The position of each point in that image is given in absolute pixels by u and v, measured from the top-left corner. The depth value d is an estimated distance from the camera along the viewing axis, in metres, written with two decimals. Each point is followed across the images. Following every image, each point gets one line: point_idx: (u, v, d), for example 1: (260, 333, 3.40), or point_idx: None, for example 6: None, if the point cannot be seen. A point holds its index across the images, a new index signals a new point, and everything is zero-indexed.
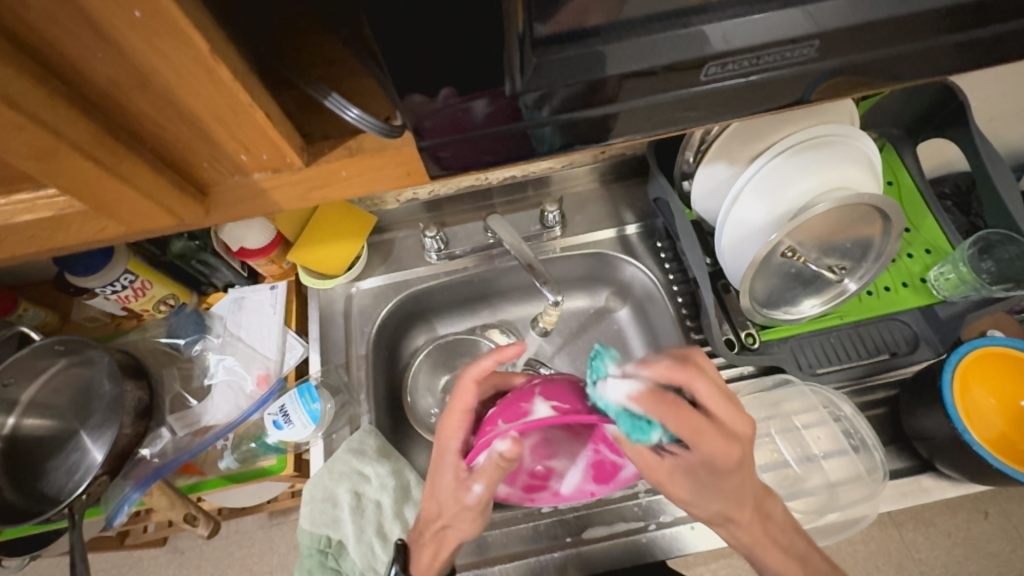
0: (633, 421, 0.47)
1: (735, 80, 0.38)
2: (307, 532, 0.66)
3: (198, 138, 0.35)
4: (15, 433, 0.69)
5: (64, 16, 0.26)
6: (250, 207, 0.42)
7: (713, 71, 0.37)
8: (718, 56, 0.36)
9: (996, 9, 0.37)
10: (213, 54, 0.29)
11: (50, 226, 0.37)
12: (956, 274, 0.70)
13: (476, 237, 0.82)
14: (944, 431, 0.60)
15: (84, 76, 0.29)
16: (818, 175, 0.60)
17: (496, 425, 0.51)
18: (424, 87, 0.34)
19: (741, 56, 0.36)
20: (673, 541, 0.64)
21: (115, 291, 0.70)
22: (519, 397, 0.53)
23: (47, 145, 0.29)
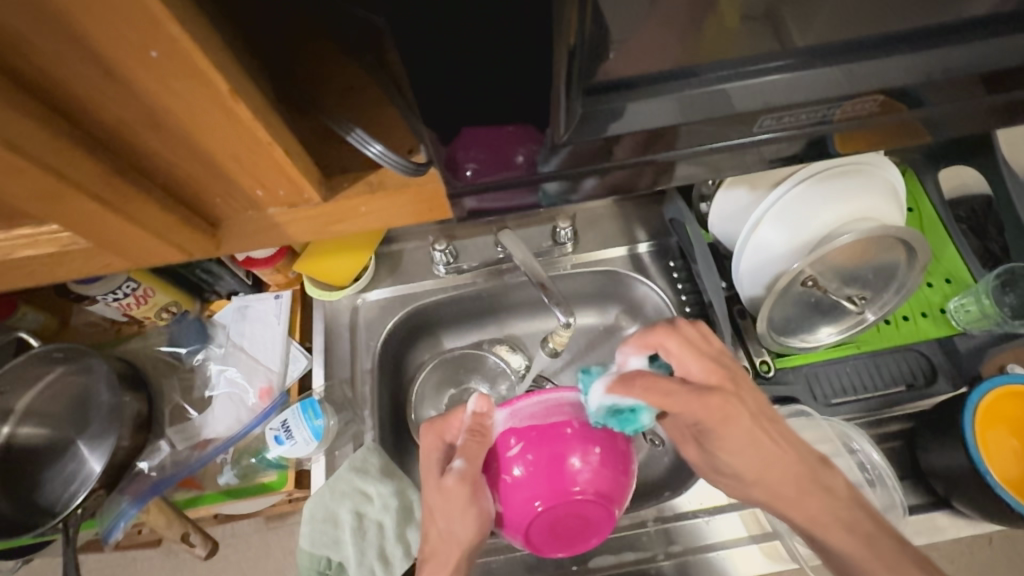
0: (620, 417, 0.49)
1: (790, 133, 0.41)
2: (307, 553, 0.64)
3: (212, 174, 0.34)
4: (9, 443, 0.68)
5: (73, 57, 0.25)
6: (264, 239, 0.40)
7: (769, 123, 0.39)
8: (773, 109, 0.38)
9: None
10: (235, 96, 0.28)
11: (53, 260, 0.36)
12: (978, 307, 0.68)
13: (486, 252, 0.80)
14: (964, 472, 0.59)
15: (95, 116, 0.28)
16: (842, 204, 0.59)
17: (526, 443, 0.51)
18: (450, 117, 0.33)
19: (798, 110, 0.38)
20: (682, 573, 0.62)
21: (117, 299, 0.68)
22: (556, 464, 0.50)
23: (53, 188, 0.28)
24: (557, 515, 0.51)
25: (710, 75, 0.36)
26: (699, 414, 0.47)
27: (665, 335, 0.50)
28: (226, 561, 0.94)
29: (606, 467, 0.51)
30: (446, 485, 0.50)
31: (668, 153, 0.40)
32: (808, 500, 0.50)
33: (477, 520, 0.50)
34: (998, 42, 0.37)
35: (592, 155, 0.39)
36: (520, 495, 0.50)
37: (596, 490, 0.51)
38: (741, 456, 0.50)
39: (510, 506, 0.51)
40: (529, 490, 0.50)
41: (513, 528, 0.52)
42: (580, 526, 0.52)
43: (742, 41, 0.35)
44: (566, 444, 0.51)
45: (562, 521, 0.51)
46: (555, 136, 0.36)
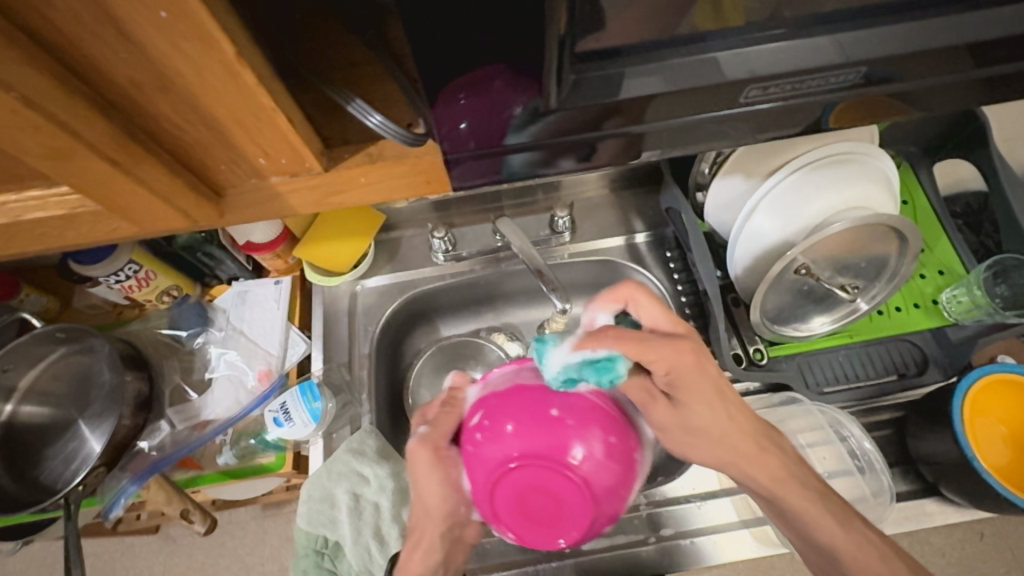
0: (595, 365, 0.45)
1: (775, 103, 0.41)
2: (304, 532, 0.65)
3: (218, 141, 0.35)
4: (12, 420, 0.69)
5: (88, 16, 0.25)
6: (266, 210, 0.41)
7: (754, 93, 0.40)
8: (758, 79, 0.38)
9: (1017, 49, 0.40)
10: (240, 58, 0.28)
11: (62, 223, 0.37)
12: (969, 298, 0.69)
13: (484, 239, 0.81)
14: (951, 456, 0.60)
15: (106, 76, 0.29)
16: (835, 192, 0.60)
17: (512, 392, 0.46)
18: None
19: (784, 80, 0.39)
20: (673, 556, 0.63)
21: (119, 280, 0.69)
22: (542, 416, 0.44)
23: (65, 146, 0.29)
24: (529, 483, 0.43)
25: (698, 46, 0.37)
26: (673, 361, 0.48)
27: (633, 290, 0.52)
28: (224, 547, 0.95)
29: (607, 460, 0.44)
30: (413, 446, 0.52)
31: (660, 127, 0.41)
32: (767, 456, 0.52)
33: (440, 489, 0.51)
34: (980, 15, 0.38)
35: (584, 127, 0.40)
36: (494, 455, 0.44)
37: (588, 464, 0.43)
38: (707, 407, 0.51)
39: (486, 463, 0.44)
40: (506, 454, 0.43)
41: (478, 490, 0.45)
42: (551, 513, 0.44)
43: (735, 19, 0.36)
44: (560, 420, 0.44)
45: (531, 496, 0.43)
46: (545, 103, 0.37)
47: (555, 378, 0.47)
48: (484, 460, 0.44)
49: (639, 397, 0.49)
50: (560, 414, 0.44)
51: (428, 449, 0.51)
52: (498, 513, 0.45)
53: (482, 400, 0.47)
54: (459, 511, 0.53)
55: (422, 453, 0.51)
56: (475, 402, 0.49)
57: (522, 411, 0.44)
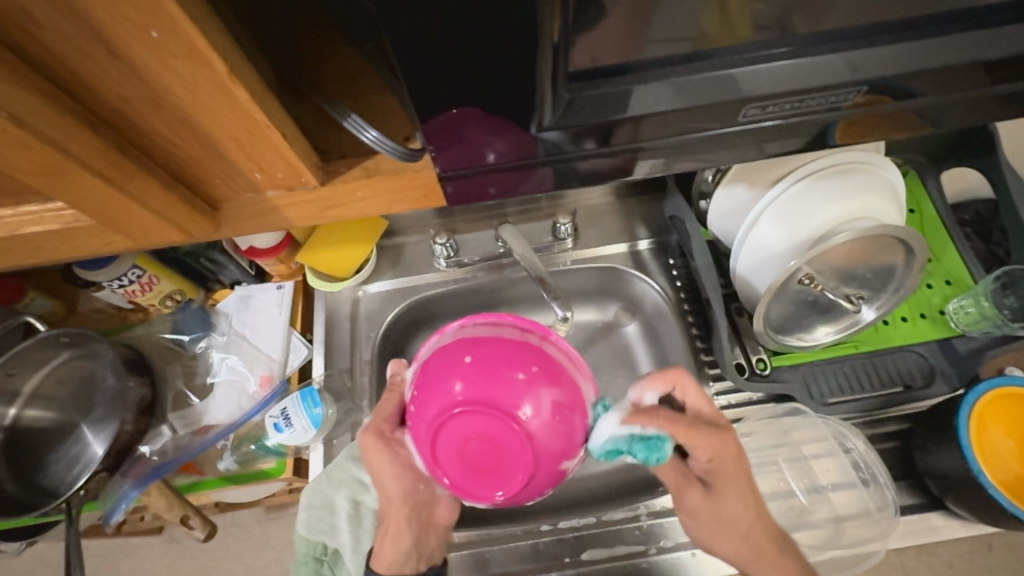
0: (646, 442, 0.46)
1: (774, 121, 0.41)
2: (304, 539, 0.65)
3: (211, 156, 0.35)
4: (16, 424, 0.69)
5: (77, 35, 0.25)
6: (262, 222, 0.41)
7: (752, 112, 0.40)
8: (759, 98, 0.38)
9: None
10: (232, 77, 0.29)
11: (56, 237, 0.37)
12: (977, 308, 0.68)
13: (487, 246, 0.81)
14: (958, 471, 0.59)
15: (97, 93, 0.29)
16: (841, 202, 0.59)
17: (463, 346, 0.45)
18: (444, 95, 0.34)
19: (781, 100, 0.39)
20: (674, 568, 0.63)
21: (122, 286, 0.69)
22: (492, 365, 0.43)
23: (56, 164, 0.29)
24: (471, 430, 0.42)
25: (708, 63, 0.36)
26: (716, 448, 0.50)
27: (681, 374, 0.53)
28: (226, 550, 0.95)
29: (555, 415, 0.43)
30: (364, 436, 0.53)
31: (663, 139, 0.41)
32: (785, 561, 0.52)
33: (395, 475, 0.54)
34: (994, 32, 0.37)
35: (584, 140, 0.39)
36: (441, 399, 0.44)
37: (540, 420, 0.42)
38: (741, 514, 0.52)
39: (431, 408, 0.44)
40: (452, 403, 0.43)
41: (421, 440, 0.44)
42: (495, 462, 0.43)
43: (746, 35, 0.35)
44: (509, 370, 0.43)
45: (473, 445, 0.43)
46: (539, 123, 0.37)
47: (500, 333, 0.47)
48: (429, 404, 0.44)
49: (673, 479, 0.53)
50: (513, 369, 0.43)
51: (374, 439, 0.52)
52: (439, 460, 0.44)
53: (423, 363, 0.47)
54: (417, 489, 0.56)
55: (370, 440, 0.52)
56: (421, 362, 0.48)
57: (469, 366, 0.44)
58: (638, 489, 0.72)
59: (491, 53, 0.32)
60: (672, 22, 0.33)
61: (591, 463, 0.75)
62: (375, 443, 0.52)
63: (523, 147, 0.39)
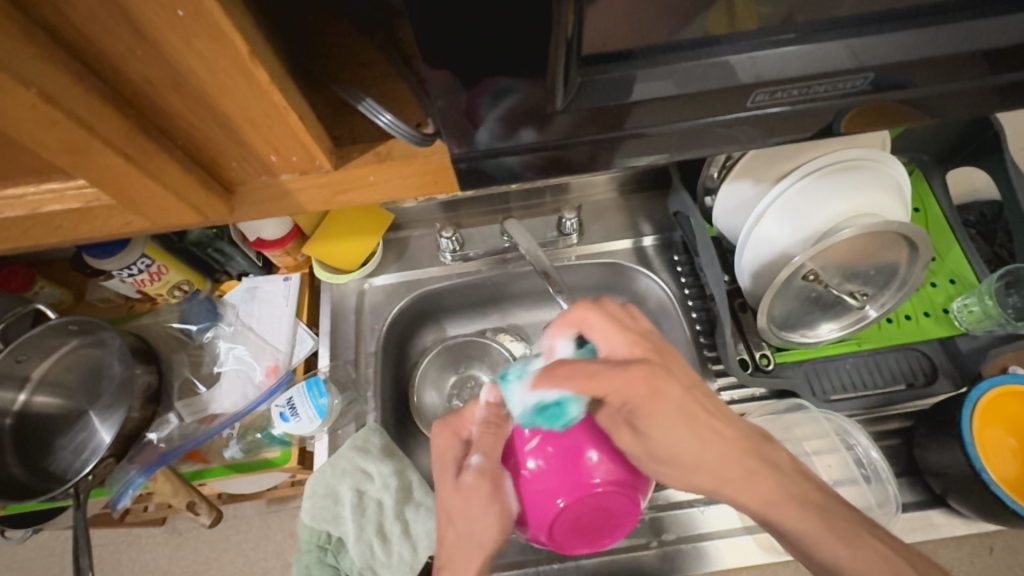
0: (546, 412, 0.48)
1: (783, 108, 0.41)
2: (307, 527, 0.66)
3: (229, 138, 0.35)
4: (24, 410, 0.70)
5: (105, 15, 0.26)
6: (276, 207, 0.42)
7: (761, 97, 0.40)
8: (766, 84, 0.39)
9: None
10: (253, 58, 0.29)
11: (76, 217, 0.38)
12: (981, 307, 0.68)
13: (492, 241, 0.81)
14: (959, 467, 0.59)
15: (121, 73, 0.29)
16: (845, 198, 0.59)
17: (546, 434, 0.52)
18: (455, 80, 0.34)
19: (791, 86, 0.39)
20: (675, 562, 0.63)
21: (131, 274, 0.70)
22: (575, 448, 0.51)
23: (81, 142, 0.30)
24: (578, 511, 0.52)
25: (712, 50, 0.37)
26: (626, 392, 0.45)
27: (585, 312, 0.51)
28: (228, 541, 0.96)
29: (620, 465, 0.52)
30: (462, 484, 0.50)
31: (668, 128, 0.41)
32: (756, 482, 0.49)
33: (496, 519, 0.50)
34: (997, 21, 0.38)
35: (591, 129, 0.40)
36: (541, 487, 0.51)
37: (613, 480, 0.51)
38: (670, 438, 0.47)
39: (533, 489, 0.52)
40: (550, 486, 0.51)
41: (535, 525, 0.52)
42: (601, 520, 0.53)
43: (750, 24, 0.36)
44: (584, 439, 0.52)
45: (583, 514, 0.52)
46: (551, 106, 0.37)
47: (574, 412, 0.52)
48: (533, 488, 0.52)
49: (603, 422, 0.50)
50: (592, 451, 0.52)
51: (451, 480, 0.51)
52: (542, 530, 0.52)
53: (514, 446, 0.53)
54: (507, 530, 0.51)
55: (474, 477, 0.51)
56: (505, 451, 0.53)
57: (553, 443, 0.52)
58: (640, 484, 0.72)
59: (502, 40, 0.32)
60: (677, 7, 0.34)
61: None
62: (474, 488, 0.50)
63: (528, 140, 0.40)
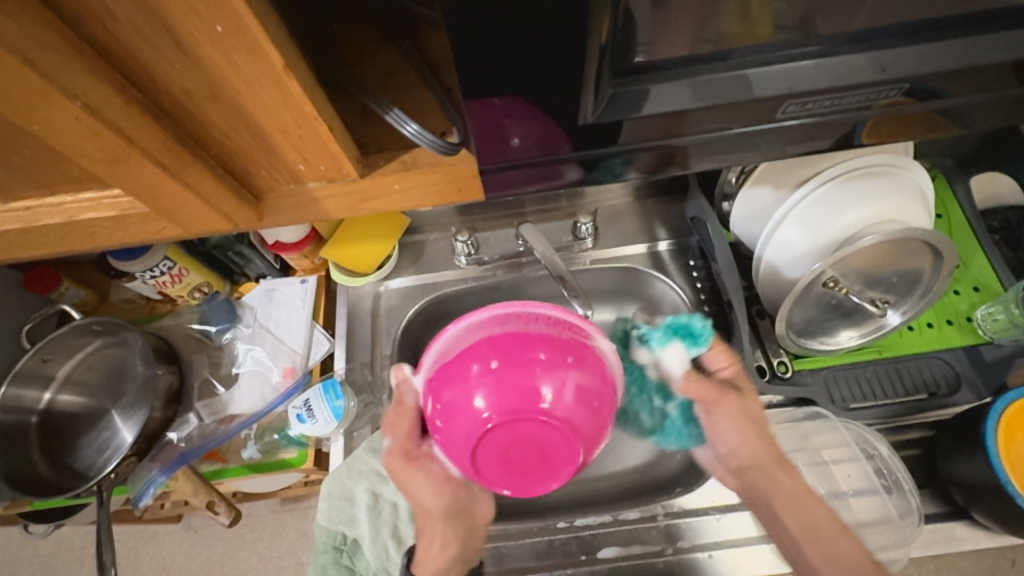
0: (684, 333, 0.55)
1: (814, 118, 0.41)
2: (324, 527, 0.67)
3: (261, 148, 0.36)
4: (50, 408, 0.72)
5: (148, 29, 0.27)
6: (302, 214, 0.42)
7: (791, 108, 0.40)
8: (797, 94, 0.38)
9: None
10: (287, 70, 0.29)
11: (111, 224, 0.39)
12: (1006, 316, 0.66)
13: (507, 244, 0.82)
14: (984, 480, 0.58)
15: (161, 86, 0.30)
16: (868, 205, 0.58)
17: (486, 352, 0.41)
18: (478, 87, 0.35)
19: (821, 97, 0.39)
20: (690, 570, 0.62)
21: (154, 276, 0.72)
22: (519, 366, 0.40)
23: (120, 151, 0.30)
24: (508, 443, 0.40)
25: (726, 64, 0.37)
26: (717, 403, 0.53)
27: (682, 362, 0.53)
28: (243, 539, 0.97)
29: (581, 392, 0.40)
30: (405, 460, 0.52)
31: (689, 138, 0.41)
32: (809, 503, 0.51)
33: (438, 491, 0.53)
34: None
35: (609, 140, 0.40)
36: (470, 417, 0.40)
37: (564, 414, 0.39)
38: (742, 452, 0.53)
39: (457, 407, 0.41)
40: (484, 420, 0.39)
41: (456, 455, 0.41)
42: (536, 459, 0.41)
43: (767, 35, 0.36)
44: (536, 374, 0.39)
45: (511, 449, 0.40)
46: (577, 119, 0.38)
47: (532, 330, 0.42)
48: (457, 408, 0.41)
49: None
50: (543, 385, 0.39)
51: (401, 458, 0.52)
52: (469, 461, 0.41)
53: (445, 366, 0.42)
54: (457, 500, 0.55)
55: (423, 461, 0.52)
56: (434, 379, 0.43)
57: (496, 377, 0.40)
58: (654, 490, 0.72)
59: (525, 52, 0.33)
60: (697, 20, 0.34)
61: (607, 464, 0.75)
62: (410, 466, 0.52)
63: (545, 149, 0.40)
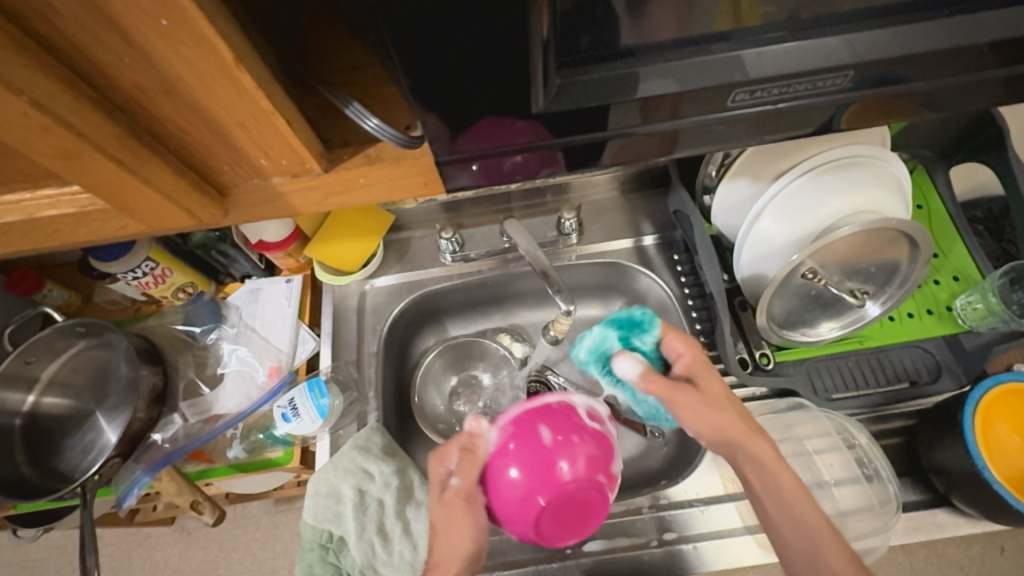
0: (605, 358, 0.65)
1: (759, 107, 0.41)
2: (310, 526, 0.66)
3: (220, 143, 0.36)
4: (34, 411, 0.72)
5: (93, 24, 0.27)
6: (271, 209, 0.42)
7: (740, 97, 0.40)
8: (745, 83, 0.38)
9: None
10: (237, 63, 0.29)
11: (74, 221, 0.38)
12: (985, 304, 0.67)
13: (492, 240, 0.82)
14: (963, 466, 0.58)
15: (112, 80, 0.30)
16: (844, 196, 0.59)
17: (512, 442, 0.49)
18: (443, 77, 0.34)
19: (766, 85, 0.39)
20: (675, 561, 0.63)
21: (136, 277, 0.71)
22: (540, 449, 0.48)
23: (73, 147, 0.30)
24: (549, 513, 0.48)
25: (697, 50, 0.37)
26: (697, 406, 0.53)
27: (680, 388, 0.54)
28: (235, 540, 0.97)
29: (592, 458, 0.48)
30: (446, 499, 0.51)
31: (668, 124, 0.41)
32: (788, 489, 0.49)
33: (473, 531, 0.50)
34: (995, 15, 0.38)
35: (578, 130, 0.40)
36: (511, 493, 0.48)
37: (583, 479, 0.47)
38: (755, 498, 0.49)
39: (505, 498, 0.49)
40: (526, 489, 0.48)
41: (515, 530, 0.49)
42: (579, 514, 0.49)
43: (756, 21, 0.36)
44: (555, 445, 0.48)
45: (564, 508, 0.48)
46: (533, 105, 0.37)
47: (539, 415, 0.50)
48: (509, 495, 0.48)
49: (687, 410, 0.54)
50: (561, 461, 0.47)
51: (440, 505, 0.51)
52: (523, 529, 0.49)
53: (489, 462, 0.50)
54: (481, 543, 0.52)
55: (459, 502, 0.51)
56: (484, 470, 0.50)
57: (523, 453, 0.49)
58: (641, 483, 0.73)
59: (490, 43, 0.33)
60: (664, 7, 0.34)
61: None
62: (456, 502, 0.51)
63: (515, 141, 0.40)
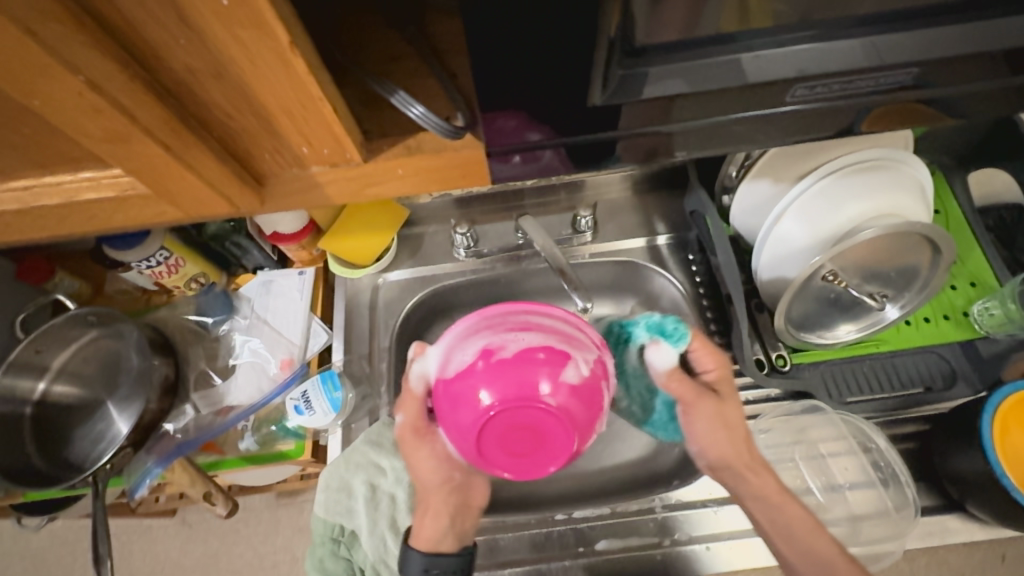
0: None
1: (821, 103, 0.41)
2: (321, 519, 0.66)
3: (264, 130, 0.36)
4: (44, 399, 0.71)
5: (154, 4, 0.27)
6: (305, 199, 0.42)
7: (802, 92, 0.39)
8: (807, 78, 0.38)
9: None
10: (293, 47, 0.29)
11: (112, 206, 0.38)
12: (1002, 311, 0.67)
13: (507, 237, 0.81)
14: (980, 473, 0.58)
15: (163, 62, 0.30)
16: (868, 199, 0.58)
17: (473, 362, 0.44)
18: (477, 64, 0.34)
19: (831, 80, 0.39)
20: (686, 562, 0.62)
21: (150, 266, 0.71)
22: (510, 366, 0.43)
23: (122, 129, 0.30)
24: (515, 424, 0.43)
25: (731, 47, 0.37)
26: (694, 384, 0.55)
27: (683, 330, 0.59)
28: (237, 534, 0.96)
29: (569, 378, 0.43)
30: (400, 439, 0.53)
31: (692, 122, 0.40)
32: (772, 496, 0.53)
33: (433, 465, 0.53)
34: (1013, 20, 0.37)
35: (607, 126, 0.40)
36: (474, 412, 0.43)
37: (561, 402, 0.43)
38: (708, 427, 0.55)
39: (463, 417, 0.44)
40: (486, 407, 0.43)
41: (464, 448, 0.45)
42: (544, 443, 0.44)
43: (762, 22, 0.36)
44: (522, 353, 0.43)
45: (518, 433, 0.43)
46: (589, 100, 0.38)
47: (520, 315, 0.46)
48: (475, 419, 0.43)
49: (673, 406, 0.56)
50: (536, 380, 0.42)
51: (412, 435, 0.52)
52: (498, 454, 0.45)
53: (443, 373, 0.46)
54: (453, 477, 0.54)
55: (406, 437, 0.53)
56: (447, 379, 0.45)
57: (493, 379, 0.43)
58: (654, 483, 0.72)
59: None
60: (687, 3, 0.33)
61: (604, 457, 0.75)
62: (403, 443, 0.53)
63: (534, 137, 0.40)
